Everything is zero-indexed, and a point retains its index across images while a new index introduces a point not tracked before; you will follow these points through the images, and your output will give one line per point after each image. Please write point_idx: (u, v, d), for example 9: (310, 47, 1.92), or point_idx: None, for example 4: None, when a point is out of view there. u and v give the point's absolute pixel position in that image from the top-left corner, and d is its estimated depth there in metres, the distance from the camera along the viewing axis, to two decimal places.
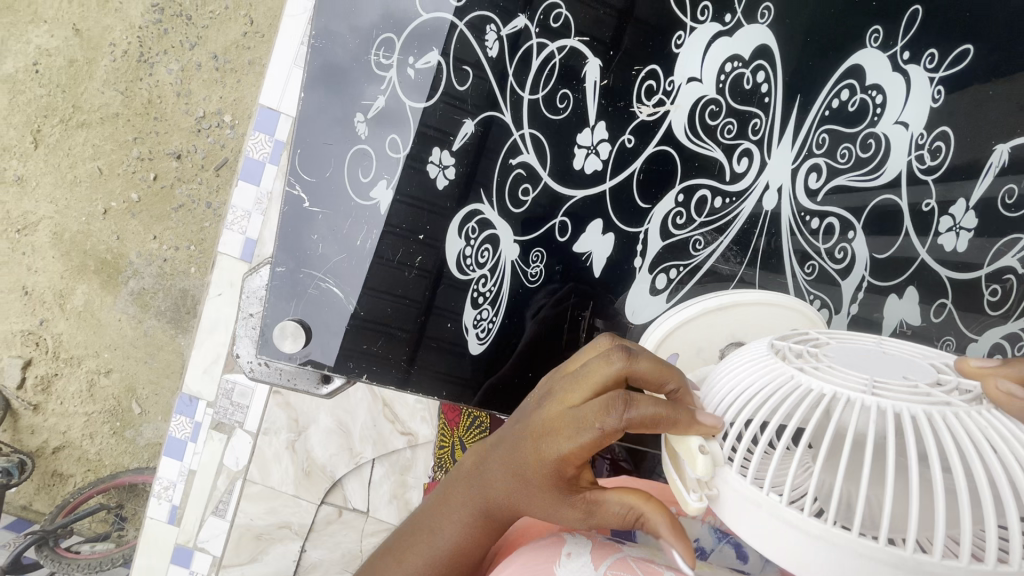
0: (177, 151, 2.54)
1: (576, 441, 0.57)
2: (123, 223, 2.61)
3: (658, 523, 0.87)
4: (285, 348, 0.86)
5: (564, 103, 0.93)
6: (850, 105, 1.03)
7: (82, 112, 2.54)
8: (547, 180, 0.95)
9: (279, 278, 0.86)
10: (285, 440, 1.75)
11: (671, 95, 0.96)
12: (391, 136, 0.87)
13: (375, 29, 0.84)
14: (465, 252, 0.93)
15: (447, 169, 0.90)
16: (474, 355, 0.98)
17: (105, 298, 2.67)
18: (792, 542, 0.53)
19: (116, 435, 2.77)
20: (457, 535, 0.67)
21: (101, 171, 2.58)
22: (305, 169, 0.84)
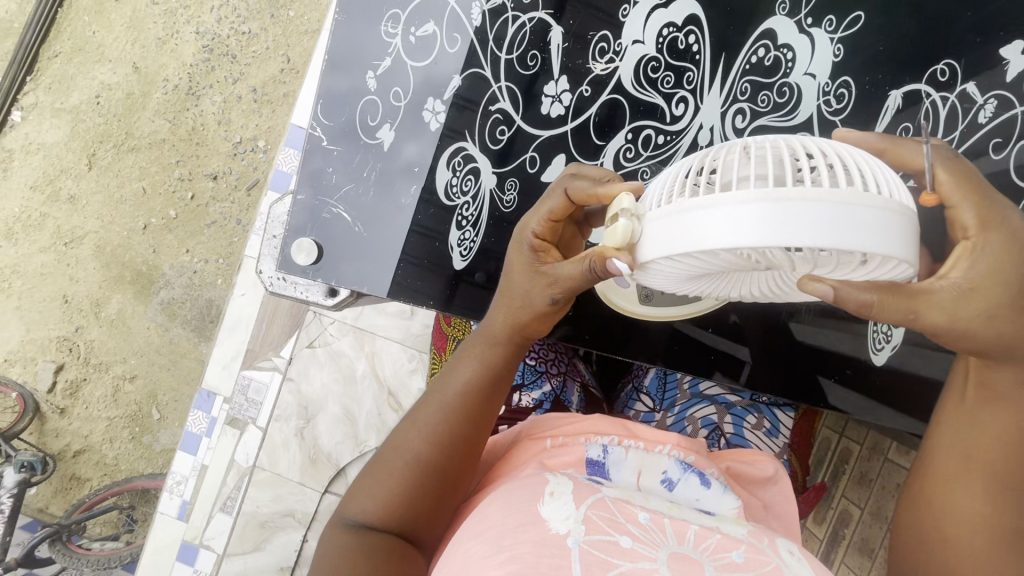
0: (214, 173, 2.78)
1: (538, 223, 0.70)
2: (159, 237, 2.83)
3: (629, 458, 0.76)
4: (299, 261, 0.90)
5: (533, 62, 0.93)
6: (766, 62, 0.89)
7: (133, 138, 2.83)
8: (520, 123, 0.95)
9: (298, 204, 0.91)
10: (294, 427, 1.85)
11: (620, 55, 0.93)
12: (395, 89, 0.91)
13: (385, 4, 0.89)
14: (452, 182, 0.94)
15: (438, 115, 0.92)
16: (456, 270, 0.97)
17: (136, 307, 2.85)
18: (714, 225, 0.45)
19: (134, 440, 2.86)
20: (461, 375, 0.76)
21: (144, 190, 2.83)
22: (324, 113, 0.91)
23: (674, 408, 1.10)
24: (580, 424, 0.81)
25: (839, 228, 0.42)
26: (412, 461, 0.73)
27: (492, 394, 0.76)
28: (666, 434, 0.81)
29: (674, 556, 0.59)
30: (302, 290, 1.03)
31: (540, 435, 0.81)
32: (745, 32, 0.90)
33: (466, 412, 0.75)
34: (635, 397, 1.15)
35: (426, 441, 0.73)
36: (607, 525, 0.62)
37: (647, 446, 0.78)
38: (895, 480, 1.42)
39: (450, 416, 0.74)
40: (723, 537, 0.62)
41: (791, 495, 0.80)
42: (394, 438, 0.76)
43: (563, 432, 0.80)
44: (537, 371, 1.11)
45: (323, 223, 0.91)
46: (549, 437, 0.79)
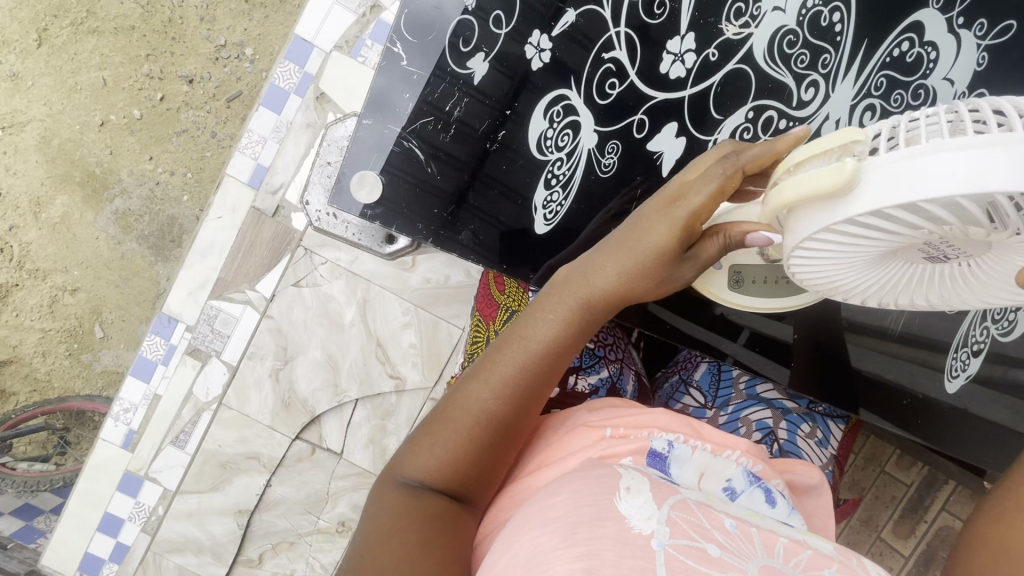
0: (190, 75, 2.48)
1: (700, 196, 0.66)
2: (118, 138, 2.52)
3: (693, 459, 0.76)
4: (361, 197, 0.89)
5: (660, 10, 0.86)
6: (907, 57, 0.80)
7: (95, 19, 2.46)
8: (634, 80, 0.89)
9: (365, 130, 0.89)
10: (269, 367, 1.72)
11: (756, 20, 0.84)
12: (495, 14, 0.87)
13: None
14: (547, 133, 0.91)
15: (542, 54, 0.89)
16: (539, 236, 0.94)
17: (84, 213, 2.56)
18: (972, 167, 0.44)
19: (71, 357, 2.62)
20: (551, 334, 0.70)
21: (105, 82, 2.49)
22: (409, 30, 0.87)
23: (727, 407, 1.07)
24: (644, 416, 0.80)
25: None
26: (484, 418, 0.68)
27: (571, 356, 0.72)
28: (735, 438, 0.80)
29: (766, 569, 0.55)
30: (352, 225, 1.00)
31: (597, 425, 0.78)
32: (890, 24, 0.80)
33: (544, 373, 0.70)
34: (684, 390, 1.11)
35: (500, 398, 0.69)
36: (692, 531, 0.57)
37: (714, 449, 0.77)
38: (892, 494, 1.60)
39: (527, 377, 0.69)
40: (815, 553, 0.59)
41: (829, 507, 0.82)
42: (457, 390, 0.71)
43: (621, 424, 0.78)
44: (595, 354, 1.06)
45: (391, 155, 0.89)
46: (608, 427, 0.77)
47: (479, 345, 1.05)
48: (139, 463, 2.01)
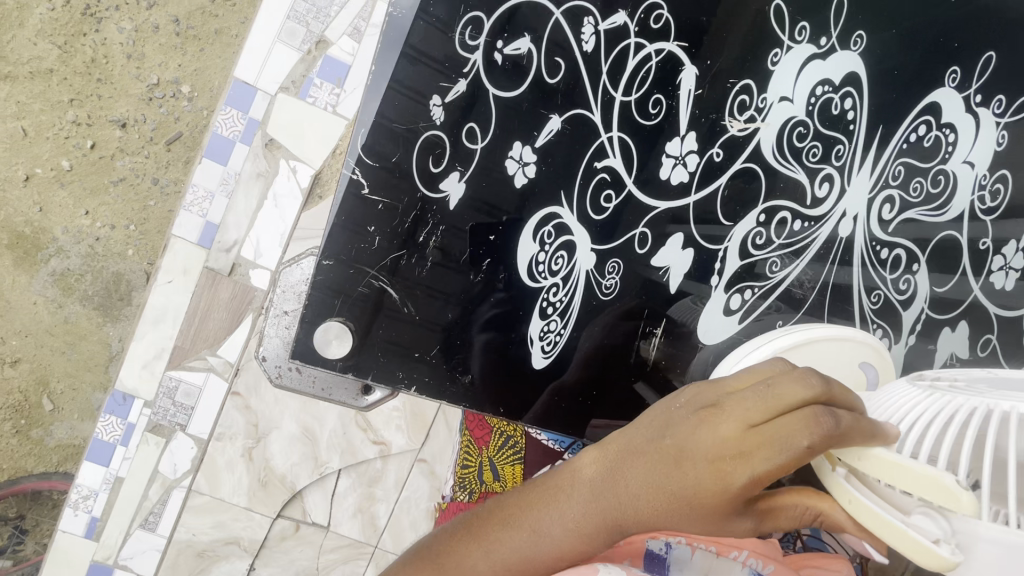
0: (122, 119, 2.27)
1: (776, 457, 0.51)
2: (47, 193, 2.30)
3: (694, 559, 0.72)
4: (332, 352, 0.74)
5: (655, 109, 0.80)
6: (924, 141, 0.96)
7: (5, 63, 2.22)
8: (630, 188, 0.82)
9: (324, 273, 0.73)
10: (241, 447, 1.59)
11: (762, 112, 0.85)
12: (469, 125, 0.73)
13: (463, 4, 0.70)
14: (539, 257, 0.80)
15: (526, 167, 0.77)
16: (538, 369, 0.84)
17: (17, 278, 2.33)
18: None
19: (19, 435, 2.40)
20: (564, 539, 0.58)
21: (25, 132, 2.26)
22: (369, 150, 0.71)
23: None
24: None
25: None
26: None
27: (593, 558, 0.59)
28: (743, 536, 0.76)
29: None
30: (324, 387, 0.86)
31: None
32: (909, 107, 0.94)
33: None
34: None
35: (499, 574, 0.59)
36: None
37: (719, 550, 0.73)
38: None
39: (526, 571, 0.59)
40: None
41: None
42: (451, 539, 0.61)
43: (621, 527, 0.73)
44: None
45: (357, 300, 0.75)
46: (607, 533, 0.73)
47: (473, 472, 1.08)
48: (106, 552, 1.85)
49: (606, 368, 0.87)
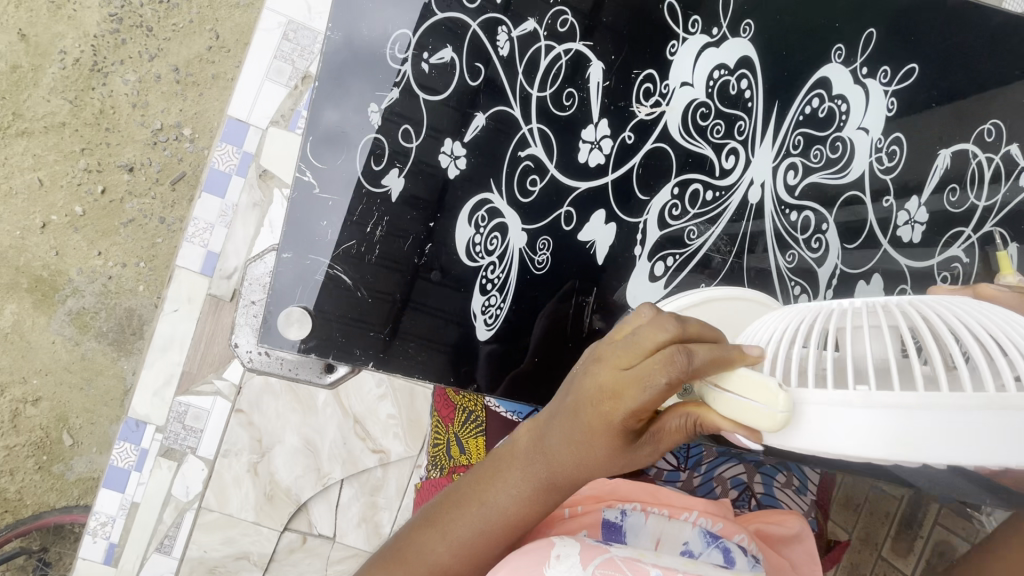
0: (130, 163, 2.42)
1: (642, 399, 0.50)
2: (63, 237, 2.44)
3: (648, 524, 0.77)
4: (291, 335, 0.78)
5: (569, 101, 0.87)
6: (820, 111, 1.02)
7: (22, 120, 2.39)
8: (553, 173, 0.88)
9: (284, 264, 0.78)
10: (246, 463, 1.65)
11: (666, 98, 0.92)
12: (404, 127, 0.81)
13: (390, 24, 0.78)
14: (475, 239, 0.86)
15: (458, 160, 0.84)
16: (482, 342, 0.88)
17: (37, 319, 2.46)
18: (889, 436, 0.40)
19: (42, 470, 2.50)
20: (512, 504, 0.62)
21: (42, 183, 2.42)
22: (315, 154, 0.78)
23: None
24: (603, 486, 0.81)
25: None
26: (435, 567, 0.64)
27: (531, 522, 0.63)
28: (693, 498, 0.81)
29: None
30: (291, 366, 0.85)
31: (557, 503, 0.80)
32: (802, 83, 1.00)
33: (508, 540, 0.64)
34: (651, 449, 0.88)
35: (451, 555, 0.63)
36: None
37: (671, 513, 0.78)
38: (885, 509, 1.27)
39: (488, 541, 0.63)
40: None
41: (813, 552, 0.80)
42: (414, 530, 0.66)
43: (580, 500, 0.79)
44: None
45: (316, 287, 0.79)
46: (567, 506, 0.79)
47: (441, 449, 1.14)
48: None
49: (551, 346, 0.91)
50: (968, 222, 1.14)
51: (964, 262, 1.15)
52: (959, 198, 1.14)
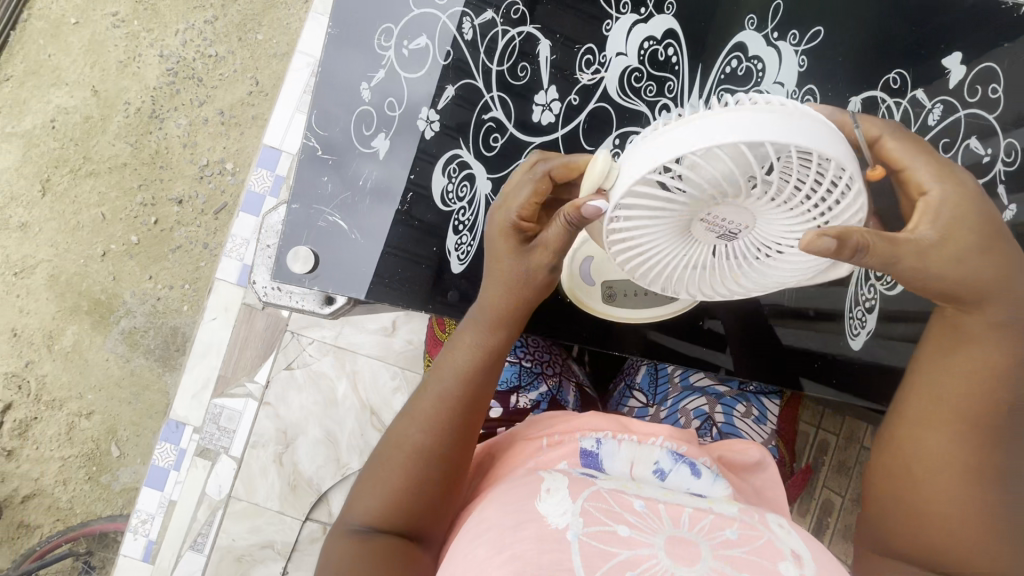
0: (179, 197, 2.71)
1: (521, 198, 0.73)
2: (120, 264, 2.72)
3: (621, 450, 0.82)
4: (296, 270, 0.91)
5: (523, 73, 0.96)
6: (739, 71, 0.95)
7: (91, 163, 2.73)
8: (513, 131, 0.97)
9: (293, 213, 0.92)
10: (272, 453, 1.78)
11: (604, 66, 0.96)
12: (390, 99, 0.94)
13: (377, 18, 0.93)
14: (448, 188, 0.97)
15: (433, 124, 0.96)
16: (457, 275, 0.97)
17: (94, 338, 2.71)
18: (662, 143, 0.56)
19: (91, 480, 2.68)
20: (459, 362, 0.77)
21: (104, 216, 2.72)
22: (318, 124, 0.93)
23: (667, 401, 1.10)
24: (573, 422, 0.87)
25: (795, 127, 0.53)
26: (414, 452, 0.75)
27: (484, 371, 0.77)
28: (658, 426, 0.88)
29: (670, 540, 0.66)
30: (297, 298, 0.98)
31: (536, 436, 0.86)
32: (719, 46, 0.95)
33: (466, 400, 0.76)
34: (629, 393, 1.13)
35: (425, 427, 0.75)
36: (604, 516, 0.67)
37: (640, 438, 0.85)
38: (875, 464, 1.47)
39: (450, 404, 0.76)
40: (713, 517, 0.70)
41: (777, 478, 0.86)
42: (394, 431, 0.78)
43: (556, 430, 0.85)
44: (534, 372, 1.07)
45: (319, 231, 0.93)
46: (544, 436, 0.85)
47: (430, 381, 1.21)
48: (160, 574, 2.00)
49: None
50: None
51: None
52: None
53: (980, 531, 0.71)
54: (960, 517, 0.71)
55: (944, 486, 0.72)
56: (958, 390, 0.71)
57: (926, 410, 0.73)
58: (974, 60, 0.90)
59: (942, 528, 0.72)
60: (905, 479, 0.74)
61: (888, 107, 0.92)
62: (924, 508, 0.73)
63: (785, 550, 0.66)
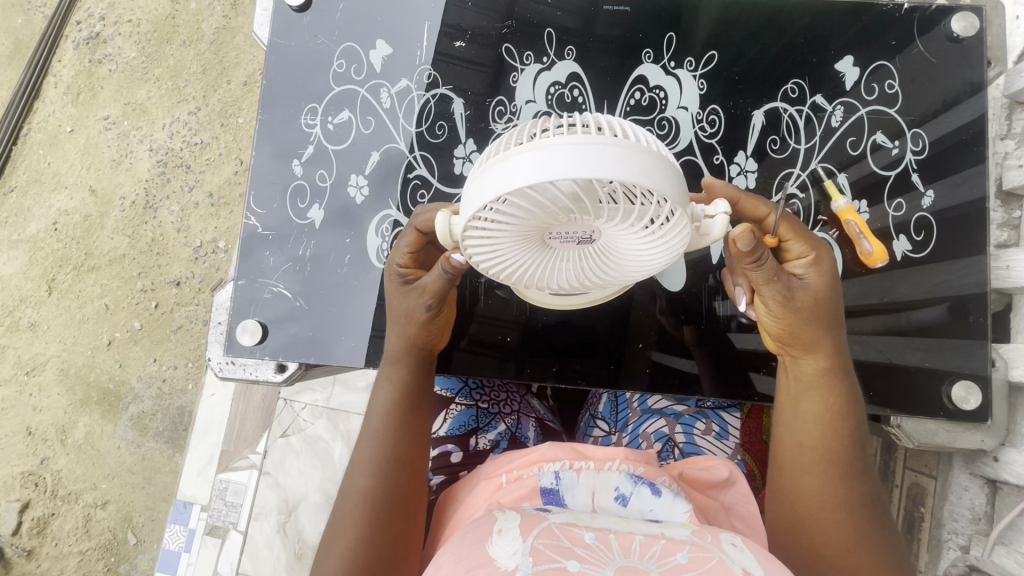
0: (177, 279, 2.81)
1: (401, 251, 0.84)
2: (125, 351, 2.79)
3: (581, 480, 0.82)
4: (246, 342, 1.00)
5: (442, 131, 1.05)
6: (643, 101, 1.06)
7: (93, 257, 2.86)
8: (437, 186, 1.05)
9: (241, 289, 1.01)
10: (275, 524, 1.77)
11: (516, 114, 1.05)
12: (320, 171, 1.04)
13: (304, 100, 1.05)
14: (383, 246, 1.02)
15: (363, 189, 1.05)
16: None
17: (105, 427, 2.76)
18: (477, 191, 0.60)
19: (110, 571, 2.68)
20: (377, 403, 0.84)
21: (107, 306, 2.82)
22: (256, 203, 1.03)
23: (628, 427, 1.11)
24: (532, 454, 0.90)
25: (574, 160, 0.53)
26: (360, 498, 0.78)
27: (403, 406, 0.84)
28: (614, 450, 0.89)
29: (623, 571, 0.57)
30: (252, 369, 1.02)
31: (495, 475, 0.88)
32: (623, 81, 1.06)
33: (393, 433, 0.82)
34: (593, 423, 1.14)
35: (363, 474, 0.79)
36: (554, 552, 0.59)
37: (598, 465, 0.85)
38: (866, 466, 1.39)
39: (386, 438, 0.82)
40: (667, 542, 0.61)
41: (749, 493, 0.86)
42: (342, 496, 0.80)
43: (515, 467, 0.88)
44: (490, 412, 1.10)
45: (266, 303, 1.01)
46: (504, 474, 0.87)
47: None
48: None
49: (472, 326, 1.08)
50: (796, 165, 1.05)
51: (804, 198, 1.04)
52: (780, 147, 1.04)
53: (859, 556, 0.76)
54: (840, 526, 0.77)
55: (826, 512, 0.78)
56: (820, 420, 0.80)
57: (801, 436, 0.81)
58: (865, 62, 1.04)
59: (830, 550, 0.76)
60: (791, 503, 0.80)
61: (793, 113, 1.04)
62: (816, 541, 0.77)
63: (739, 571, 0.57)
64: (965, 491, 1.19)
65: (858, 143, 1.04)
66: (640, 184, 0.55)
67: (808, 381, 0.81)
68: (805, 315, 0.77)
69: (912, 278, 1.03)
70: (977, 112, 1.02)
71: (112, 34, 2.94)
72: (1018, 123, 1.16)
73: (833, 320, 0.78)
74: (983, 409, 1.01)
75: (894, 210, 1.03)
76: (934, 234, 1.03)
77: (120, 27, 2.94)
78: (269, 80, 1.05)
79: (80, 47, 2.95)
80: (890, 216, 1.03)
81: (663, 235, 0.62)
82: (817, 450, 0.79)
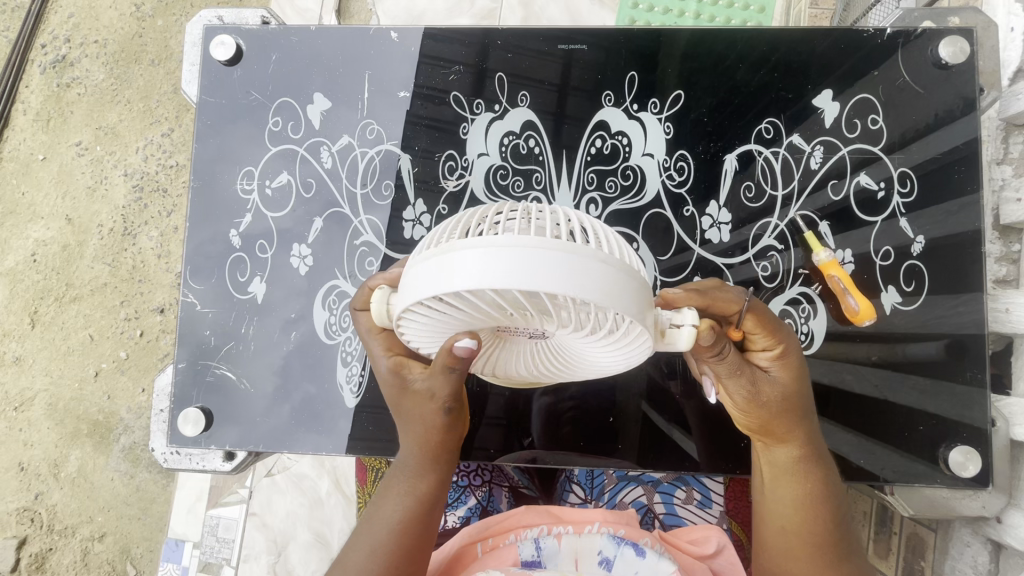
0: (160, 306, 2.73)
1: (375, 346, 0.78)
2: (113, 381, 2.72)
3: (562, 547, 0.79)
4: (187, 431, 1.03)
5: (388, 190, 1.08)
6: (605, 149, 1.07)
7: (74, 288, 2.75)
8: (386, 252, 1.07)
9: (182, 372, 1.06)
10: (265, 565, 1.75)
11: (468, 169, 1.08)
12: (259, 241, 1.08)
13: (238, 166, 1.10)
14: (331, 320, 1.06)
15: (306, 258, 1.08)
16: (349, 407, 1.04)
17: (97, 460, 2.72)
18: (413, 280, 0.53)
19: None
20: (387, 512, 0.78)
21: (92, 337, 2.73)
22: (193, 278, 1.08)
23: (604, 495, 1.12)
24: (507, 521, 0.88)
25: (519, 264, 0.47)
26: None
27: (420, 522, 0.78)
28: (593, 513, 0.86)
29: None
30: (197, 458, 1.08)
31: (473, 544, 0.86)
32: (584, 128, 1.08)
33: (403, 542, 0.76)
34: (569, 486, 1.14)
35: None
36: None
37: (577, 529, 0.82)
38: (862, 508, 1.35)
39: (382, 559, 0.75)
40: None
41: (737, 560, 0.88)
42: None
43: (493, 534, 0.87)
44: (458, 487, 1.11)
45: (209, 385, 1.06)
46: (480, 544, 0.85)
47: None
48: None
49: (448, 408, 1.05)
50: (774, 214, 1.04)
51: (782, 249, 1.04)
52: (756, 194, 1.05)
53: None
54: None
55: None
56: (795, 504, 0.76)
57: (781, 519, 0.77)
58: (845, 97, 1.04)
59: None
60: None
61: (769, 156, 1.05)
62: None
63: None
64: (967, 545, 1.13)
65: (840, 186, 1.04)
66: (587, 299, 0.48)
67: (779, 469, 0.77)
68: (767, 410, 0.73)
69: (885, 329, 1.01)
70: (931, 156, 1.02)
71: (79, 55, 2.78)
72: (1015, 147, 1.11)
73: (802, 409, 0.74)
74: (977, 468, 0.99)
75: (882, 259, 1.02)
76: (926, 284, 1.01)
77: (86, 49, 2.77)
78: (203, 147, 1.09)
79: (46, 71, 2.78)
80: (877, 266, 1.02)
81: (618, 338, 0.57)
82: (797, 533, 0.76)
